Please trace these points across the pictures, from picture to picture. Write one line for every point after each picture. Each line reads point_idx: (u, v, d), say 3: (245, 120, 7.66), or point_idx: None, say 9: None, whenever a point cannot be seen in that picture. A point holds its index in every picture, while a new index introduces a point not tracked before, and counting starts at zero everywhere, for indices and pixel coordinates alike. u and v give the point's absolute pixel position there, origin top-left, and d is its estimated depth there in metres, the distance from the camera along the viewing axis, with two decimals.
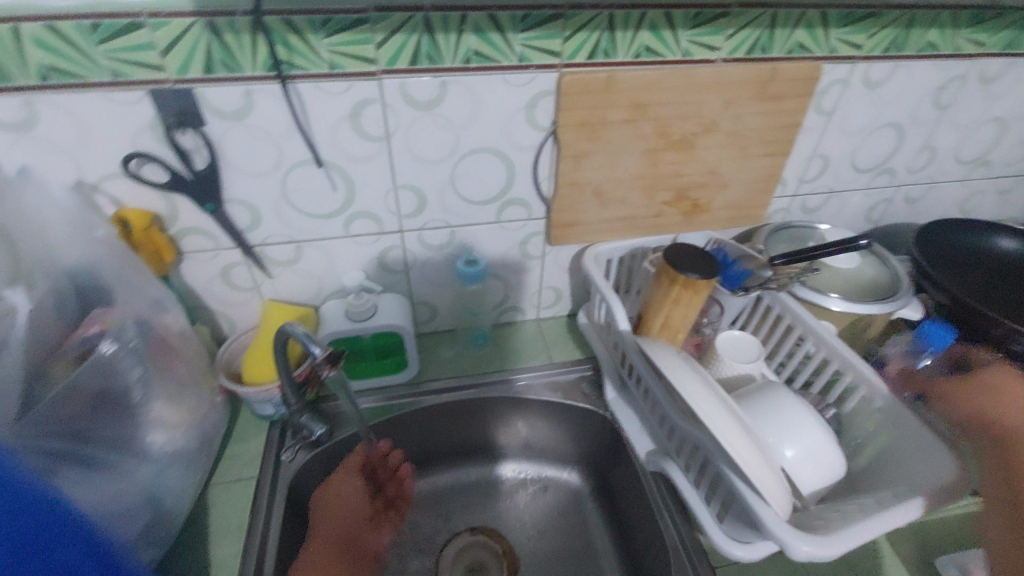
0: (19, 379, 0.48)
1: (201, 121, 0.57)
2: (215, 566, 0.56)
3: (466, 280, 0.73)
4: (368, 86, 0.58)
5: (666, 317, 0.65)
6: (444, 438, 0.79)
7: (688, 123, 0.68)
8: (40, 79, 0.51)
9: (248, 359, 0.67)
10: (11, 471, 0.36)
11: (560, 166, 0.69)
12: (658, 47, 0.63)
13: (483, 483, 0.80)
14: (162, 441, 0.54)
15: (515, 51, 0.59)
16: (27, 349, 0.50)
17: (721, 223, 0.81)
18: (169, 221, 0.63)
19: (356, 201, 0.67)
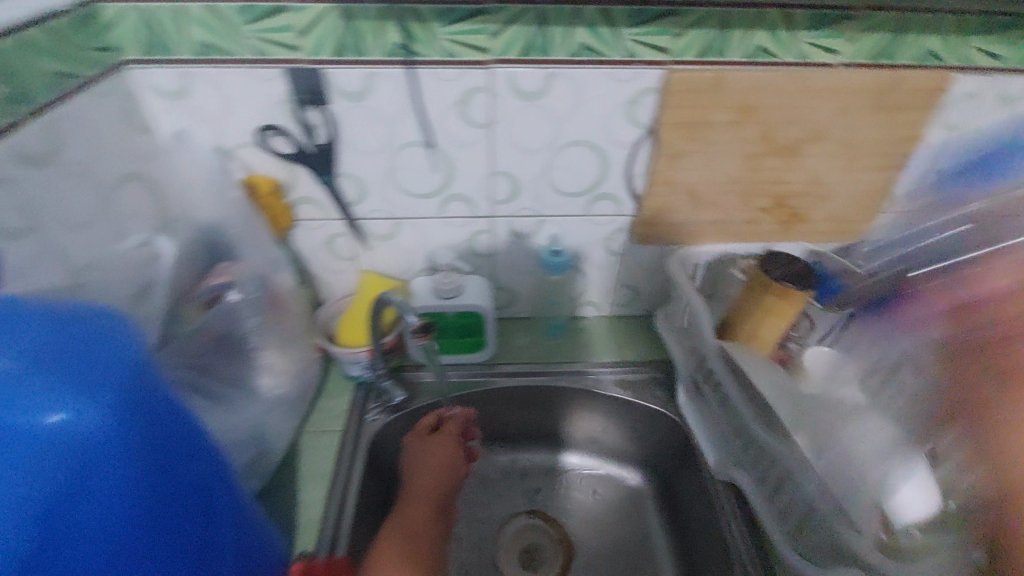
0: (163, 316, 0.55)
1: (325, 100, 0.62)
2: (303, 506, 0.62)
3: (552, 270, 0.77)
4: (479, 74, 0.61)
5: (753, 327, 0.65)
6: (512, 422, 0.82)
7: (796, 129, 0.66)
8: (199, 55, 0.58)
9: (344, 323, 0.73)
10: (144, 377, 0.34)
11: (657, 164, 0.68)
12: (772, 49, 0.61)
13: (545, 470, 0.82)
14: (270, 386, 0.60)
15: (624, 46, 0.60)
16: (170, 291, 0.57)
17: (820, 236, 0.77)
18: (288, 189, 0.69)
19: (453, 184, 0.71)
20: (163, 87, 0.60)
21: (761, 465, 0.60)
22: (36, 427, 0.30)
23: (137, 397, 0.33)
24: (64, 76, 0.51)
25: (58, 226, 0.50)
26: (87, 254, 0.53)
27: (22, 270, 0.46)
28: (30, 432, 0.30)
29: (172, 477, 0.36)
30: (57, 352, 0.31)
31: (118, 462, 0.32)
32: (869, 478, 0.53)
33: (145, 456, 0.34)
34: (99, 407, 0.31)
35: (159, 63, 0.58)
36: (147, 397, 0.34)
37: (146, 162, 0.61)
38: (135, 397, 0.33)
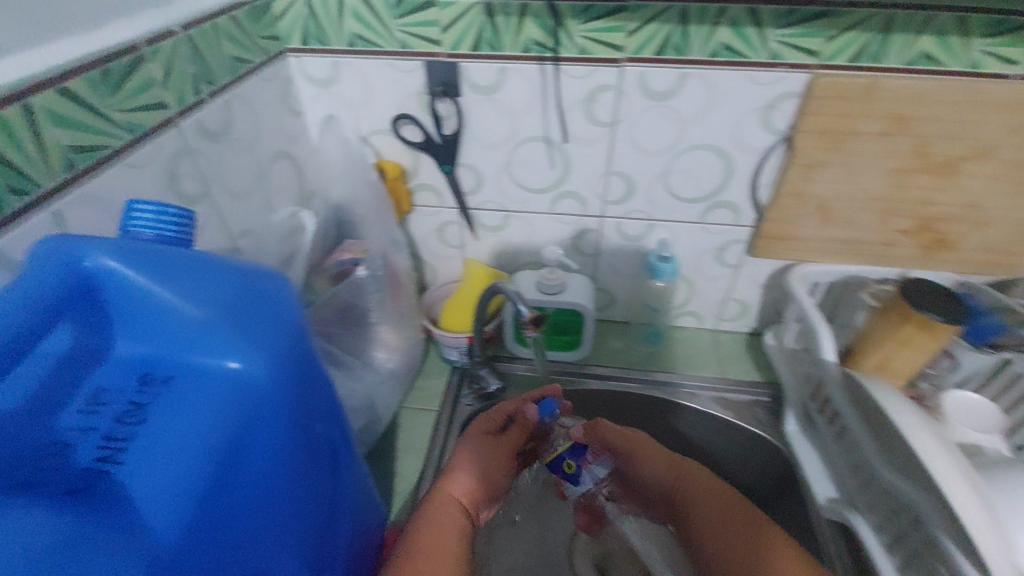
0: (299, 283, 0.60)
1: (457, 92, 0.64)
2: (400, 476, 0.65)
3: (658, 275, 0.73)
4: (609, 73, 0.61)
5: (886, 358, 0.59)
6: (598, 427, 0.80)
7: (957, 145, 0.59)
8: (350, 45, 0.63)
9: (448, 308, 0.75)
10: (298, 340, 0.34)
11: (787, 174, 0.64)
12: (939, 56, 0.55)
13: None
14: (383, 359, 0.63)
15: (768, 47, 0.57)
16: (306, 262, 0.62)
17: (969, 266, 0.69)
18: (411, 176, 0.73)
19: (567, 181, 0.71)
20: (316, 75, 0.65)
21: (883, 509, 0.56)
22: (213, 374, 0.32)
23: (293, 358, 0.34)
24: (240, 61, 0.57)
25: (224, 194, 0.56)
26: (244, 221, 0.59)
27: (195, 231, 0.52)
28: (209, 377, 0.32)
29: (315, 439, 0.37)
30: (235, 306, 0.32)
31: (275, 420, 0.33)
32: None
33: (298, 416, 0.34)
34: (264, 364, 0.32)
35: (315, 52, 0.64)
36: (302, 359, 0.35)
37: (294, 143, 0.67)
38: (292, 359, 0.34)
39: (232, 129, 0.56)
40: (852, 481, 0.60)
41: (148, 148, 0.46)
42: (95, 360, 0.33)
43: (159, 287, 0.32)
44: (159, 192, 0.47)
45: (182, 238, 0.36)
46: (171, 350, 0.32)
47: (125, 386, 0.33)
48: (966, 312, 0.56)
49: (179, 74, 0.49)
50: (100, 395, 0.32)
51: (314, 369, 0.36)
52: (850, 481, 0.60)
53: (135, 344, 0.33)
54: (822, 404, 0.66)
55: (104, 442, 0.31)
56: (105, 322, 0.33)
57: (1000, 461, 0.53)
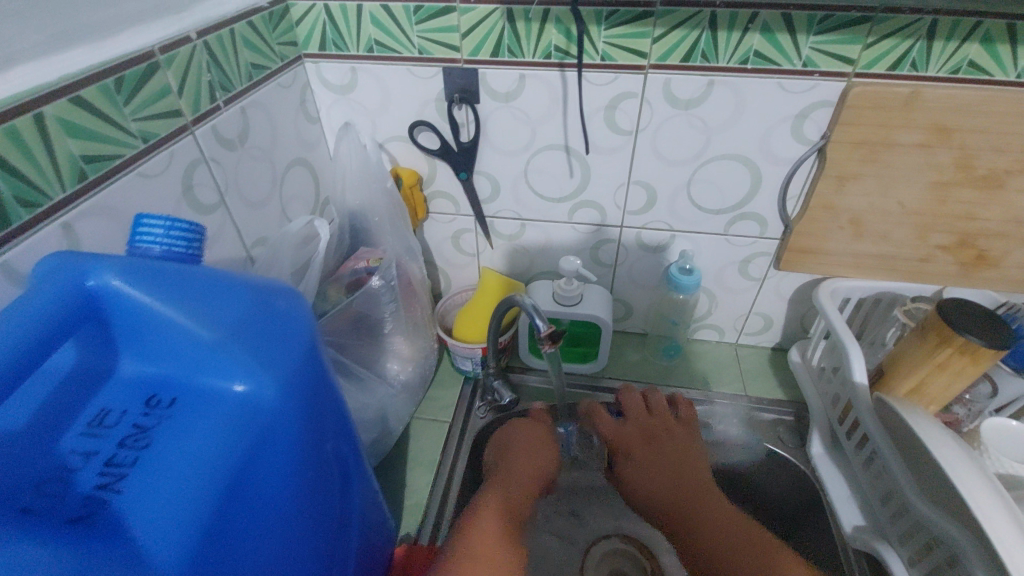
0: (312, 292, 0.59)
1: (475, 99, 0.63)
2: (411, 489, 0.64)
3: (678, 288, 0.71)
4: (633, 80, 0.59)
5: (920, 382, 0.56)
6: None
7: (1003, 158, 0.56)
8: (367, 51, 0.62)
9: (462, 317, 0.74)
10: (307, 353, 0.34)
11: (817, 186, 0.62)
12: (986, 64, 0.52)
13: None
14: (396, 370, 0.62)
15: (801, 55, 0.54)
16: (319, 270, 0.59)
17: (1011, 285, 0.65)
18: (427, 183, 0.72)
19: (587, 190, 0.69)
20: (333, 80, 0.65)
21: (913, 543, 0.53)
22: (221, 396, 0.31)
23: (303, 380, 0.33)
24: (257, 67, 0.56)
25: (240, 202, 0.55)
26: (258, 229, 0.58)
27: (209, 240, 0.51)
28: (217, 399, 0.31)
29: (324, 457, 0.37)
30: (246, 327, 0.32)
31: (285, 442, 0.33)
32: None
33: (308, 437, 0.34)
34: (274, 386, 0.32)
35: (332, 57, 0.63)
36: (313, 379, 0.34)
37: (310, 149, 0.67)
38: (304, 380, 0.33)
39: (249, 137, 0.55)
40: (881, 509, 0.57)
41: (162, 156, 0.46)
42: (100, 380, 0.32)
43: (168, 306, 0.31)
44: (173, 201, 0.47)
45: (191, 254, 0.35)
46: (180, 370, 0.32)
47: (129, 406, 0.31)
48: (1010, 333, 0.52)
49: (195, 81, 0.48)
50: (103, 416, 0.31)
51: (323, 382, 0.36)
52: (878, 509, 0.58)
53: (143, 364, 0.32)
54: (851, 427, 0.63)
55: (104, 468, 0.29)
56: (111, 341, 0.32)
57: None
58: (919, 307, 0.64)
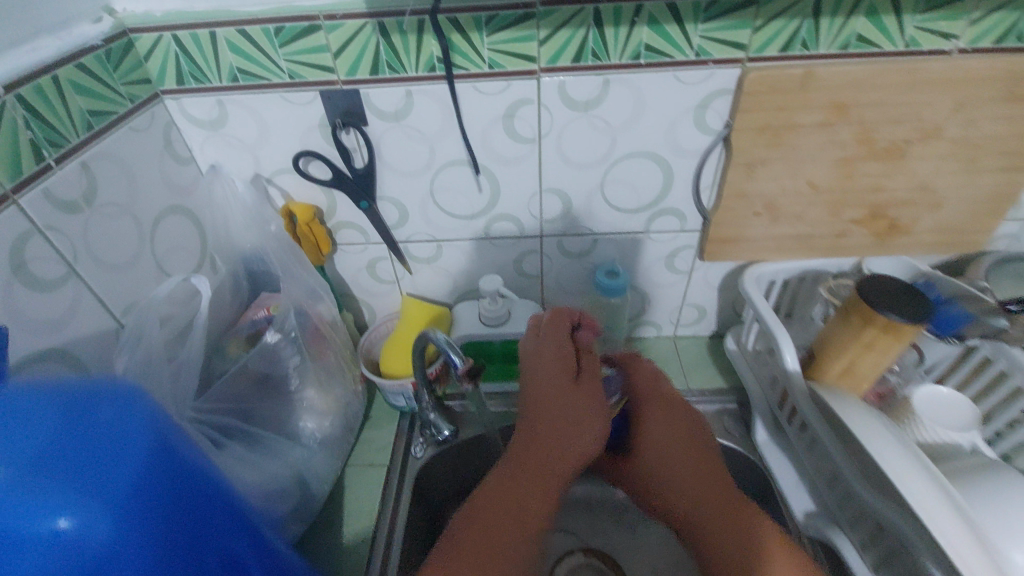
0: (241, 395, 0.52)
1: (363, 121, 0.58)
2: (348, 551, 0.59)
3: (607, 294, 0.68)
4: (527, 86, 0.55)
5: (851, 363, 0.56)
6: None
7: (902, 129, 0.56)
8: (231, 80, 0.55)
9: (387, 352, 0.70)
10: (149, 467, 0.30)
11: (727, 175, 0.60)
12: (873, 37, 0.51)
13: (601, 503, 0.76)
14: (313, 427, 0.57)
15: (692, 44, 0.52)
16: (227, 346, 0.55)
17: (923, 248, 0.66)
18: (327, 215, 0.66)
19: (498, 204, 0.65)
20: (200, 117, 0.58)
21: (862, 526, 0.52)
22: (34, 543, 0.26)
23: (150, 492, 0.30)
24: (97, 114, 0.49)
25: (97, 268, 0.48)
26: (128, 295, 0.52)
27: (60, 320, 0.44)
28: (26, 549, 0.26)
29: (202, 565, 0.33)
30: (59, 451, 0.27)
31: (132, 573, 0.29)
32: (1011, 559, 0.43)
33: (168, 560, 0.30)
34: (107, 517, 0.27)
35: (193, 91, 0.56)
36: (165, 490, 0.31)
37: (186, 194, 0.60)
38: (147, 501, 0.29)
39: (98, 194, 0.49)
40: (826, 492, 0.57)
41: None
42: None
43: None
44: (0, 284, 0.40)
45: None
46: None
47: None
48: (930, 307, 0.52)
49: (11, 142, 0.41)
50: None
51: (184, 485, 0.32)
52: (825, 493, 0.57)
53: None
54: (790, 412, 0.62)
55: None
56: None
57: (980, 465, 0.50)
58: (841, 283, 0.64)
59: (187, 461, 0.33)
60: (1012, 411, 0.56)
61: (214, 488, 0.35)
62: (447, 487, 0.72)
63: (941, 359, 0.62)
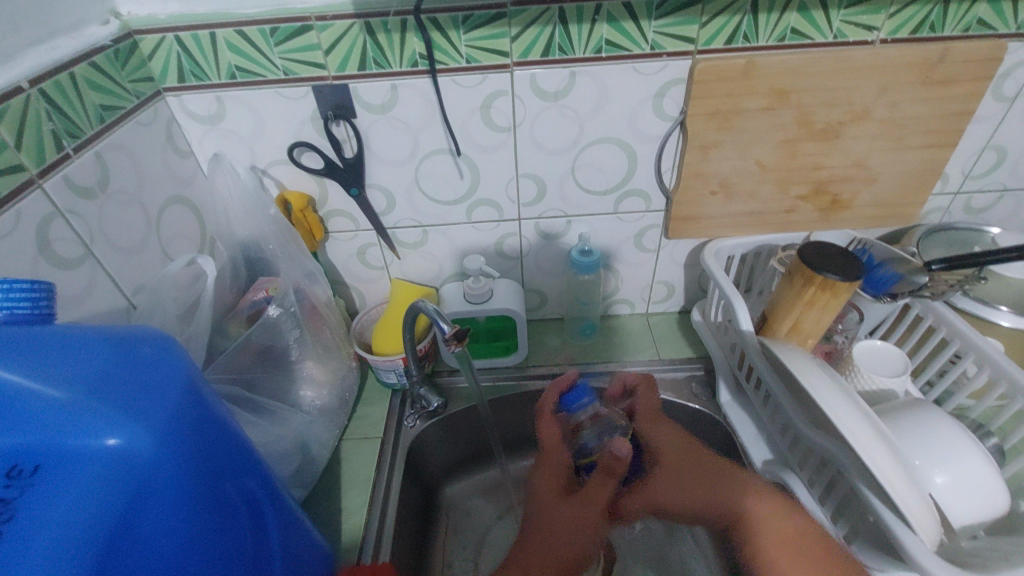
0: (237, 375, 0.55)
1: (353, 114, 0.63)
2: (347, 513, 0.64)
3: (581, 271, 0.74)
4: (502, 78, 0.61)
5: (797, 320, 0.62)
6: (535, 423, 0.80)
7: (835, 112, 0.63)
8: (229, 77, 0.60)
9: (378, 332, 0.74)
10: (183, 400, 0.34)
11: (685, 157, 0.67)
12: (806, 30, 0.58)
13: None
14: (312, 396, 0.62)
15: (647, 39, 0.58)
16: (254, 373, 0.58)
17: (864, 221, 0.74)
18: (320, 203, 0.71)
19: (479, 190, 0.71)
20: (199, 112, 0.63)
21: (810, 466, 0.58)
22: (91, 453, 0.31)
23: (186, 420, 0.34)
24: (108, 109, 0.53)
25: (110, 250, 0.52)
26: (137, 275, 0.56)
27: (79, 295, 0.48)
28: (86, 458, 0.31)
29: (224, 496, 0.37)
30: (107, 381, 0.32)
31: (170, 489, 0.33)
32: (931, 480, 0.51)
33: (202, 480, 0.35)
34: (151, 436, 0.32)
35: (192, 88, 0.61)
36: (197, 420, 0.35)
37: (185, 184, 0.64)
38: (180, 429, 0.33)
39: (110, 182, 0.53)
40: (781, 440, 0.63)
41: (8, 215, 0.43)
42: None
43: (36, 359, 0.31)
44: (28, 259, 0.44)
45: (41, 314, 0.34)
46: (40, 438, 0.30)
47: None
48: (863, 266, 0.58)
49: (35, 132, 0.45)
50: None
51: (210, 421, 0.36)
52: (780, 442, 0.63)
53: None
54: (748, 372, 0.68)
55: None
56: None
57: (909, 403, 0.56)
58: (790, 254, 0.70)
59: (212, 403, 0.37)
60: (942, 360, 0.63)
61: (232, 431, 0.39)
62: (438, 460, 0.77)
63: (881, 319, 0.69)
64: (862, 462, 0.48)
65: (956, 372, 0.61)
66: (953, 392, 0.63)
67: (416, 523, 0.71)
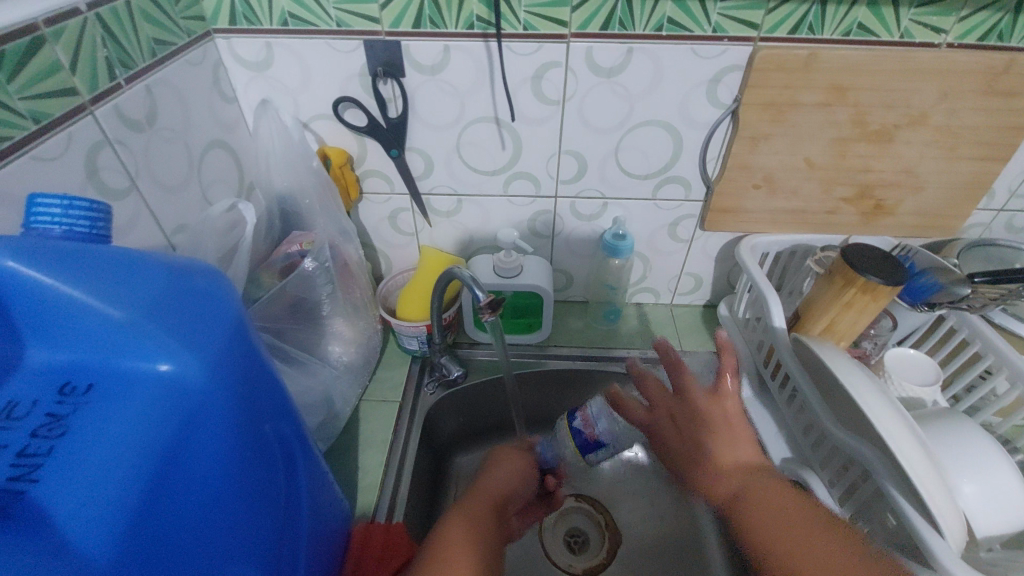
0: (268, 326, 0.55)
1: (401, 73, 0.62)
2: (362, 472, 0.64)
3: (613, 254, 0.73)
4: (556, 49, 0.60)
5: (832, 321, 0.61)
6: (553, 403, 0.81)
7: (893, 113, 0.62)
8: (281, 24, 0.59)
9: (403, 296, 0.73)
10: (233, 335, 0.33)
11: (732, 147, 0.66)
12: (873, 26, 0.57)
13: None
14: (339, 352, 0.62)
15: (710, 21, 0.57)
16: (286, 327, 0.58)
17: (905, 230, 0.73)
18: (358, 162, 0.70)
19: (519, 162, 0.70)
20: (247, 59, 0.62)
21: (832, 466, 0.58)
22: (142, 378, 0.30)
23: (233, 358, 0.33)
24: (160, 43, 0.53)
25: (153, 186, 0.52)
26: (178, 216, 0.56)
27: (122, 228, 0.48)
28: (137, 382, 0.30)
29: (264, 437, 0.37)
30: (158, 306, 0.31)
31: (217, 423, 0.32)
32: (959, 489, 0.50)
33: (245, 418, 0.34)
34: (201, 366, 0.31)
35: (244, 32, 0.60)
36: (243, 360, 0.34)
37: (228, 130, 0.64)
38: (230, 364, 0.33)
39: (157, 117, 0.52)
40: (804, 440, 0.62)
41: (59, 138, 0.42)
42: (6, 371, 0.30)
43: (91, 278, 0.30)
44: (77, 185, 0.43)
45: (96, 235, 0.34)
46: (92, 358, 0.31)
47: (42, 396, 0.30)
48: (906, 272, 0.58)
49: (89, 57, 0.44)
50: (12, 409, 0.30)
51: (254, 360, 0.36)
52: (802, 440, 0.63)
53: (48, 352, 0.31)
54: (774, 369, 0.68)
55: (18, 459, 0.28)
56: (11, 332, 0.30)
57: (939, 412, 0.56)
58: (828, 256, 0.70)
59: (257, 341, 0.36)
60: (972, 374, 0.63)
61: (273, 371, 0.39)
62: (453, 429, 0.77)
63: (912, 330, 0.68)
64: (892, 464, 0.48)
65: (986, 387, 0.61)
66: (979, 408, 0.62)
67: (427, 489, 0.71)
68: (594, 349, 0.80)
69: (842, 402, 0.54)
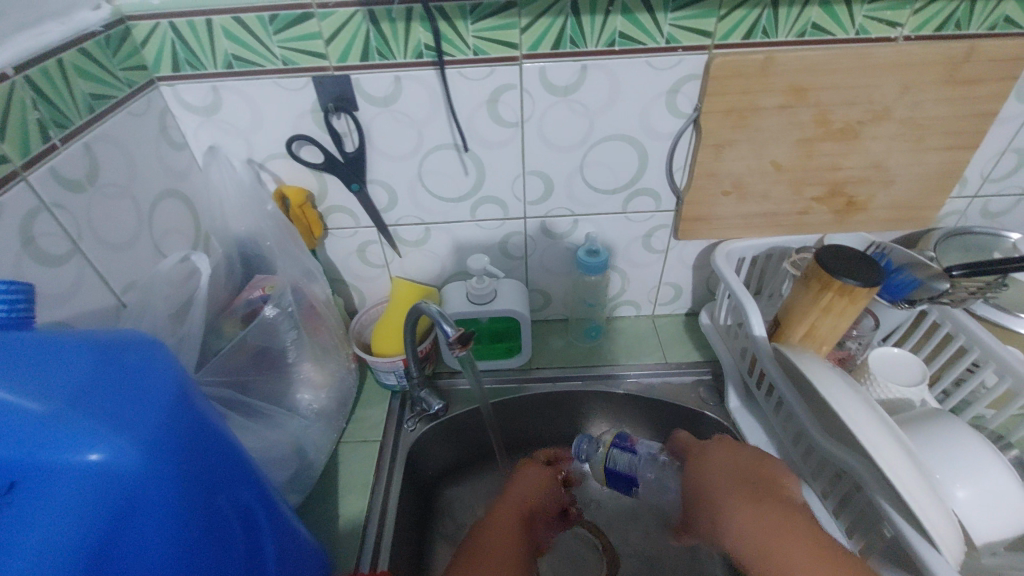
0: (229, 383, 0.53)
1: (355, 107, 0.61)
2: (343, 518, 0.62)
3: (586, 271, 0.71)
4: (509, 71, 0.58)
5: (812, 325, 0.60)
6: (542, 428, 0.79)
7: (855, 110, 0.61)
8: (225, 67, 0.58)
9: (377, 331, 0.71)
10: (168, 412, 0.31)
11: (698, 156, 0.65)
12: (827, 24, 0.56)
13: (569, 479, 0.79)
14: (309, 399, 0.61)
15: (662, 32, 0.56)
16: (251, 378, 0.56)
17: (880, 224, 0.72)
18: (319, 199, 0.69)
19: (484, 187, 0.69)
20: (194, 104, 0.60)
21: (824, 477, 0.56)
22: (66, 471, 0.28)
23: (170, 436, 0.31)
24: (99, 98, 0.51)
25: (97, 246, 0.50)
26: (128, 273, 0.54)
27: (65, 294, 0.46)
28: (60, 475, 0.28)
29: (217, 511, 0.35)
30: (81, 395, 0.29)
31: (158, 506, 0.30)
32: (952, 494, 0.49)
33: (189, 494, 0.32)
34: (134, 449, 0.29)
35: (187, 78, 0.58)
36: (187, 434, 0.32)
37: (179, 177, 0.62)
38: (169, 443, 0.31)
39: (98, 175, 0.50)
40: (792, 449, 0.60)
41: None
42: None
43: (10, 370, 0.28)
44: (11, 256, 0.42)
45: (18, 318, 0.32)
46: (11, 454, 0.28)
47: None
48: (882, 272, 0.56)
49: (19, 122, 0.43)
50: None
51: (201, 432, 0.34)
52: (791, 449, 0.61)
53: None
54: (759, 377, 0.67)
55: None
56: None
57: (928, 413, 0.54)
58: (804, 257, 0.69)
59: (203, 410, 0.35)
60: (959, 369, 0.61)
61: (226, 438, 0.37)
62: (438, 462, 0.75)
63: (896, 326, 0.67)
64: (881, 477, 0.46)
65: (975, 382, 0.59)
66: (969, 402, 0.61)
67: (415, 529, 0.68)
68: (575, 368, 0.78)
69: (825, 410, 0.53)
